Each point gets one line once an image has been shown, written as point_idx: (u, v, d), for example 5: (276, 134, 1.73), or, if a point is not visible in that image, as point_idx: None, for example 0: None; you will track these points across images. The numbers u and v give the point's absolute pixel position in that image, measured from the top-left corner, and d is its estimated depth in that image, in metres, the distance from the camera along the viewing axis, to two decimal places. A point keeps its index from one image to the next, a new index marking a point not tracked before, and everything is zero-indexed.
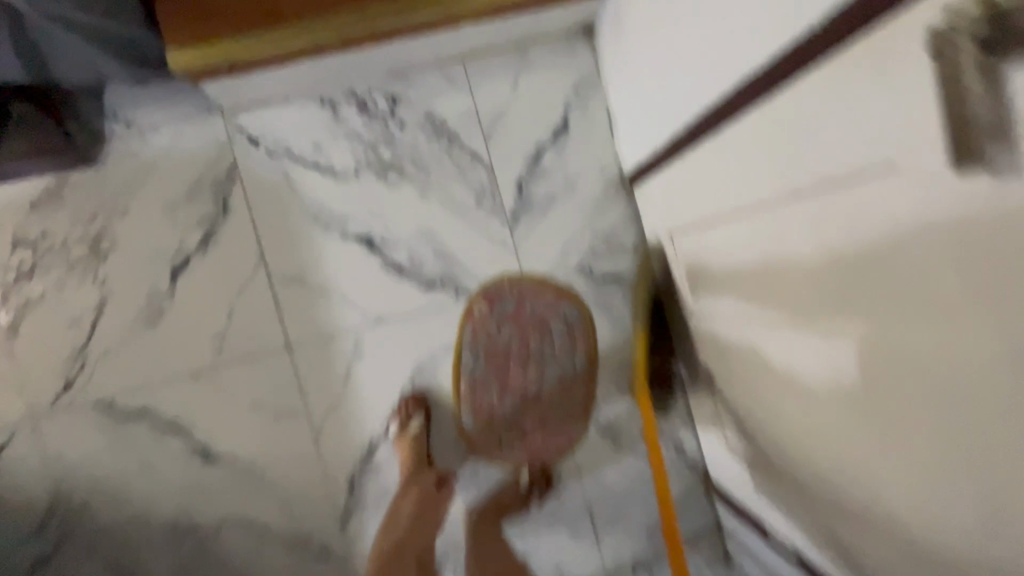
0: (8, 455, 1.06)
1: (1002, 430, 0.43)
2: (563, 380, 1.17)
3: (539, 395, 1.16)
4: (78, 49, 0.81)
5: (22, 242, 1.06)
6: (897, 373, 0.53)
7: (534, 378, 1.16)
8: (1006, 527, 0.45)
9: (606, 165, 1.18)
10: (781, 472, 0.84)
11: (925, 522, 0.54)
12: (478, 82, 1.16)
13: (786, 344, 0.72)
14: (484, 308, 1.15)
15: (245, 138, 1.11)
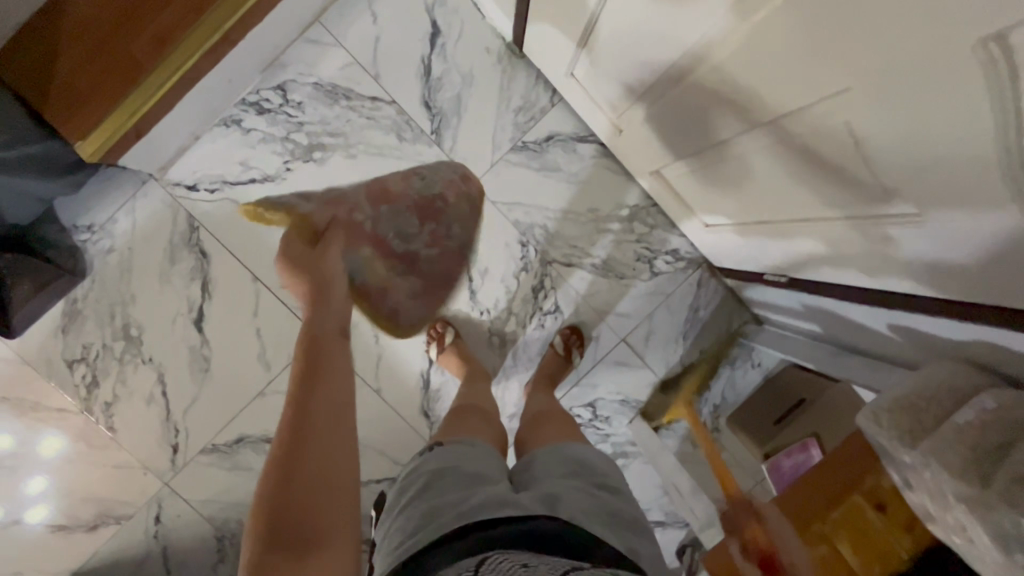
0: (166, 517, 1.28)
1: (889, 184, 0.59)
2: (410, 177, 1.22)
3: (402, 196, 1.22)
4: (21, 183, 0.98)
5: (75, 360, 1.23)
6: (827, 142, 0.63)
7: (397, 186, 1.22)
8: (885, 217, 0.64)
9: (492, 44, 1.21)
10: (758, 217, 0.91)
11: (866, 240, 0.70)
12: (343, 31, 1.19)
13: (820, 113, 0.60)
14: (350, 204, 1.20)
15: (184, 188, 1.21)
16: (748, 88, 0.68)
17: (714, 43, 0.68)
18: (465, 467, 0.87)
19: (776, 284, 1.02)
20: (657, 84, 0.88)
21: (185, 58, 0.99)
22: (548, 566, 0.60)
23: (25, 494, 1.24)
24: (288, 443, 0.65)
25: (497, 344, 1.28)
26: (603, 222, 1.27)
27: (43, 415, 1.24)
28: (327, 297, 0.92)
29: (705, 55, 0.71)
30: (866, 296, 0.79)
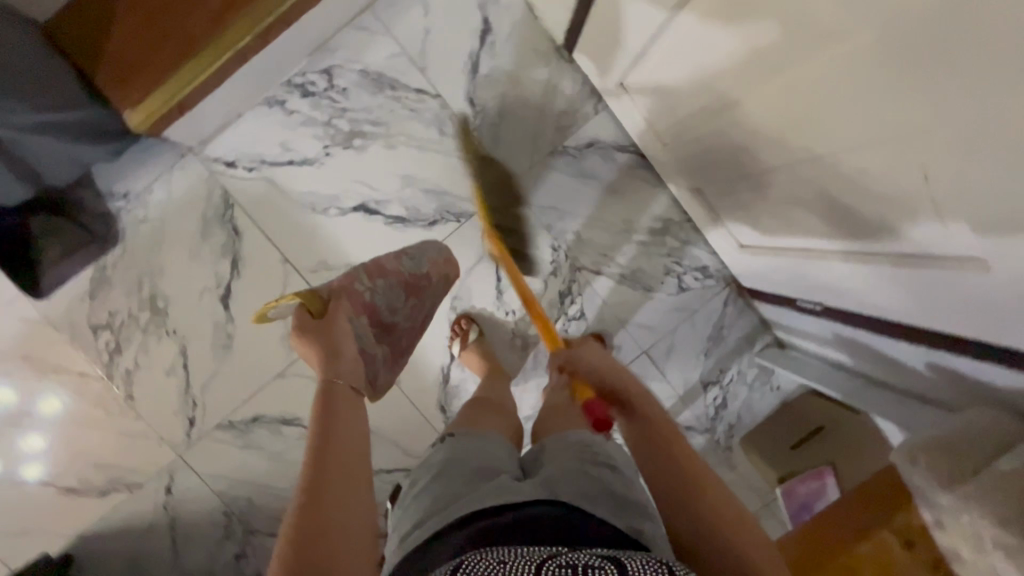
0: (176, 489, 1.29)
1: (954, 232, 0.59)
2: (400, 256, 1.05)
3: (395, 275, 1.01)
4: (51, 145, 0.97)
5: (100, 326, 1.24)
6: (892, 182, 0.62)
7: (391, 264, 1.02)
8: (940, 264, 0.64)
9: (541, 46, 1.21)
10: (800, 245, 0.91)
11: (917, 283, 0.70)
12: (394, 20, 1.19)
13: (889, 153, 0.60)
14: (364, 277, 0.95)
15: (223, 164, 1.21)
16: (810, 119, 0.68)
17: (782, 71, 0.68)
18: (478, 459, 0.88)
19: (809, 312, 1.03)
20: (709, 105, 0.88)
21: (221, 51, 0.99)
22: (523, 561, 0.58)
23: (25, 450, 1.24)
24: (311, 521, 0.58)
25: (519, 345, 1.28)
26: (635, 233, 1.27)
27: (64, 378, 1.25)
28: (342, 354, 0.80)
29: (770, 81, 0.71)
30: (905, 334, 0.80)
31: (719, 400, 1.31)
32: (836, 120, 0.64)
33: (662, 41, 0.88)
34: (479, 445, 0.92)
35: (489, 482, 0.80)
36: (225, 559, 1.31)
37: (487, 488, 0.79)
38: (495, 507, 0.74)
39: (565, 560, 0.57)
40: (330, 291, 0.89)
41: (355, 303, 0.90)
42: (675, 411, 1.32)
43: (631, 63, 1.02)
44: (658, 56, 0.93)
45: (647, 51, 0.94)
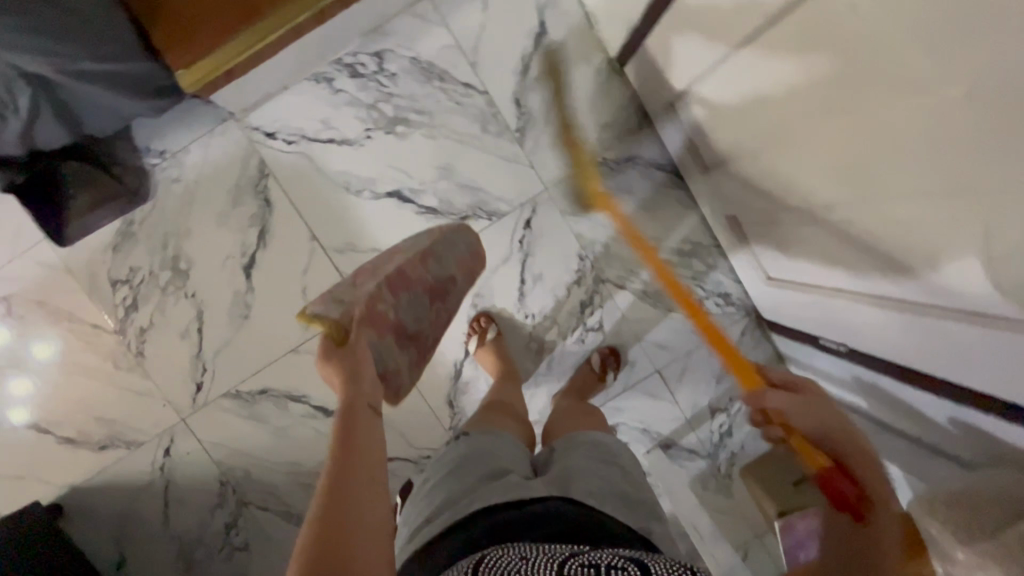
0: (175, 452, 1.28)
1: (999, 297, 0.58)
2: (425, 260, 1.03)
3: (417, 281, 0.99)
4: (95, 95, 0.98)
5: (119, 280, 1.23)
6: (942, 240, 0.62)
7: (415, 271, 1.00)
8: (978, 326, 0.64)
9: (593, 56, 1.21)
10: (832, 285, 0.92)
11: (953, 341, 0.70)
12: (451, 12, 1.19)
13: (945, 210, 0.60)
14: (388, 294, 0.93)
15: (263, 134, 1.21)
16: (866, 167, 0.68)
17: (839, 117, 0.68)
18: (491, 457, 0.87)
19: (831, 350, 1.04)
20: (757, 138, 0.88)
21: (270, 30, 1.00)
22: (546, 557, 0.60)
23: (11, 395, 1.24)
24: (325, 531, 0.56)
25: (534, 349, 1.28)
26: (664, 252, 1.27)
27: (76, 328, 1.24)
28: (365, 371, 0.78)
29: (825, 125, 0.71)
30: (931, 385, 0.81)
31: (724, 428, 1.32)
32: (891, 170, 0.65)
33: (719, 69, 0.89)
34: (491, 440, 0.92)
35: (500, 480, 0.81)
36: (215, 527, 1.30)
37: (497, 485, 0.79)
38: (510, 504, 0.76)
39: (587, 559, 0.59)
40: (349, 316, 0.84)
41: (377, 326, 0.87)
42: (680, 433, 1.32)
43: (684, 84, 1.02)
44: (711, 81, 0.93)
45: (701, 75, 0.95)
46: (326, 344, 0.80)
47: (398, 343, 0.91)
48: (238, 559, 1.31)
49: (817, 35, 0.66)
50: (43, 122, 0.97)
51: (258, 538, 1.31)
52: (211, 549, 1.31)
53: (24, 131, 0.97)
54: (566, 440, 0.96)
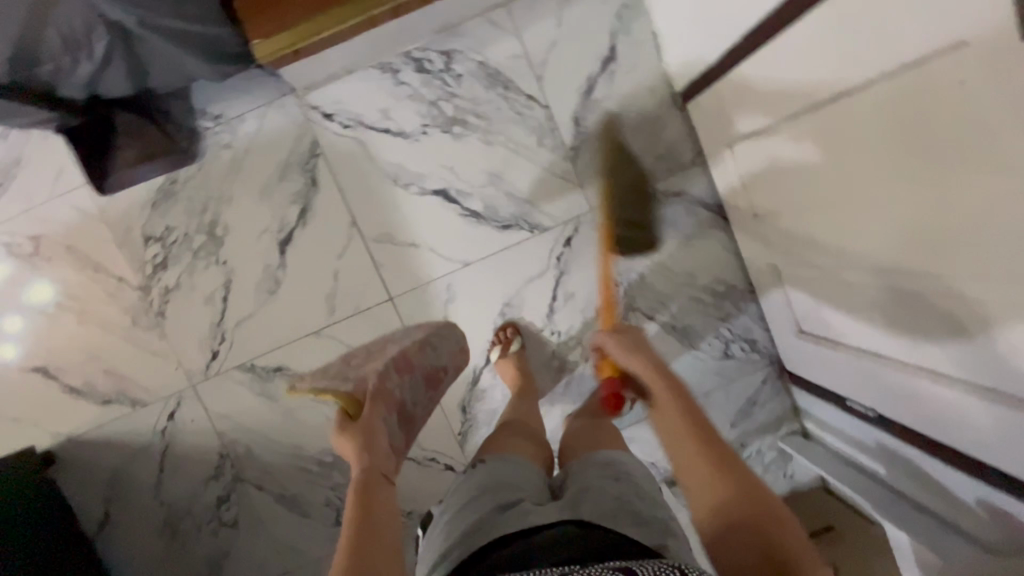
0: (179, 418, 1.26)
1: None
2: (424, 347, 0.98)
3: (419, 367, 0.94)
4: (166, 50, 0.97)
5: (152, 237, 1.22)
6: (1006, 331, 0.62)
7: (416, 355, 0.95)
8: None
9: (657, 87, 1.22)
10: (871, 349, 0.92)
11: (998, 429, 0.70)
12: (525, 23, 1.20)
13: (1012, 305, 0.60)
14: (392, 374, 0.88)
15: (320, 114, 1.21)
16: (930, 247, 0.68)
17: (905, 192, 0.68)
18: (507, 489, 0.85)
19: (858, 413, 1.04)
20: (812, 198, 0.89)
21: (350, 15, 1.01)
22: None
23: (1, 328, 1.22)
24: None
25: (555, 367, 1.28)
26: (698, 289, 1.27)
27: (102, 278, 1.23)
28: (377, 447, 0.76)
29: (891, 199, 0.71)
30: (964, 463, 0.81)
31: None
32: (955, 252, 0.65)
33: (778, 126, 0.90)
34: (508, 468, 0.90)
35: (512, 509, 0.79)
36: (207, 499, 1.28)
37: (511, 514, 0.78)
38: (521, 531, 0.74)
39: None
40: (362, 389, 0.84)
41: (385, 404, 0.83)
42: None
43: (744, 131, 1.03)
44: (768, 133, 0.94)
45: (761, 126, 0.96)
46: (340, 420, 0.80)
47: (402, 426, 0.85)
48: (223, 535, 1.29)
49: (887, 117, 0.66)
50: (112, 70, 0.97)
51: (249, 516, 1.29)
52: (200, 521, 1.28)
53: (93, 76, 0.96)
54: (581, 460, 0.95)
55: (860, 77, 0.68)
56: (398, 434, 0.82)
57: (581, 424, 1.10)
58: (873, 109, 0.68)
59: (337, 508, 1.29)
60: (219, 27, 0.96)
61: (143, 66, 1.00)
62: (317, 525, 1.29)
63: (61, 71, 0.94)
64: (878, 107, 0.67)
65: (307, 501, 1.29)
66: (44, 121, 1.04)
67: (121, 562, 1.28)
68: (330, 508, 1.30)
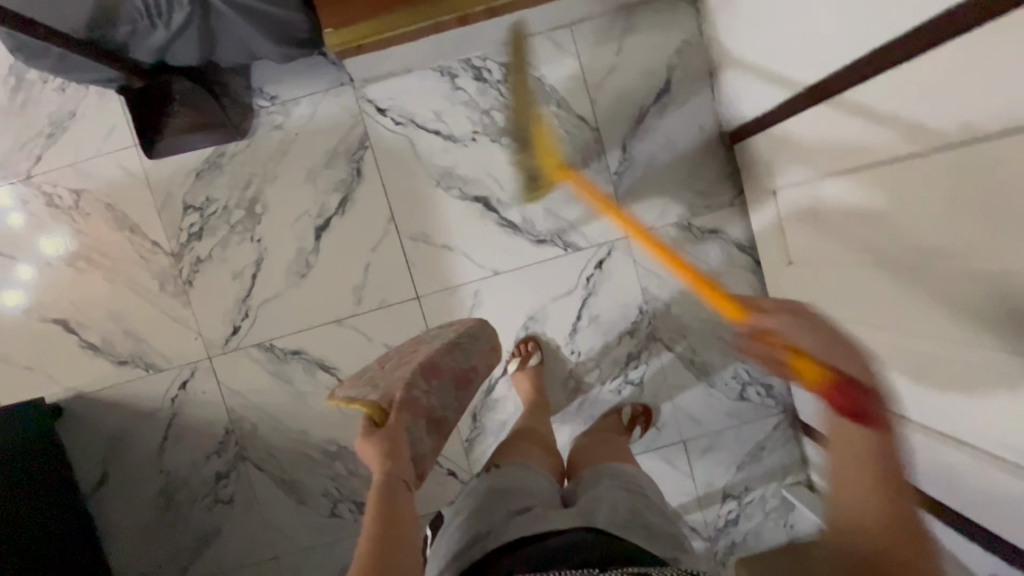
0: (191, 388, 1.26)
1: None
2: (454, 348, 0.97)
3: (448, 370, 0.92)
4: (240, 29, 0.98)
5: (192, 206, 1.23)
6: None
7: (445, 359, 0.93)
8: None
9: (707, 125, 1.24)
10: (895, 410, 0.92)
11: None
12: (586, 47, 1.22)
13: None
14: (420, 379, 0.86)
15: (374, 108, 1.22)
16: (974, 318, 0.69)
17: (958, 261, 0.69)
18: (519, 493, 0.85)
19: None
20: (854, 255, 0.90)
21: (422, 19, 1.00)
22: None
23: (12, 274, 1.23)
24: None
25: (571, 386, 1.28)
26: (721, 328, 1.28)
27: (136, 240, 1.23)
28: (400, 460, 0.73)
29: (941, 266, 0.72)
30: None
31: (732, 515, 1.31)
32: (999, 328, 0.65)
33: (829, 181, 0.92)
34: (524, 471, 0.90)
35: (523, 515, 0.78)
36: (206, 473, 1.27)
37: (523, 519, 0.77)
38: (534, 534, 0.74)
39: None
40: (389, 394, 0.81)
41: (414, 410, 0.82)
42: (688, 508, 1.32)
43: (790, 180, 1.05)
44: (817, 185, 0.96)
45: (810, 178, 0.97)
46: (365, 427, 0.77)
47: (429, 431, 0.83)
48: (217, 511, 1.28)
49: (948, 188, 0.68)
50: (184, 42, 0.99)
51: (245, 495, 1.28)
52: (196, 494, 1.27)
53: (164, 44, 0.98)
54: (594, 472, 0.95)
55: (924, 146, 0.70)
56: (430, 440, 0.83)
57: (586, 440, 1.10)
58: (934, 176, 0.69)
59: (335, 499, 1.28)
60: (294, 13, 0.98)
61: (211, 41, 1.01)
62: (313, 514, 1.29)
63: (136, 33, 0.95)
64: (940, 177, 0.68)
65: (306, 488, 1.28)
66: (111, 79, 1.05)
67: (112, 525, 1.27)
68: (328, 499, 1.29)
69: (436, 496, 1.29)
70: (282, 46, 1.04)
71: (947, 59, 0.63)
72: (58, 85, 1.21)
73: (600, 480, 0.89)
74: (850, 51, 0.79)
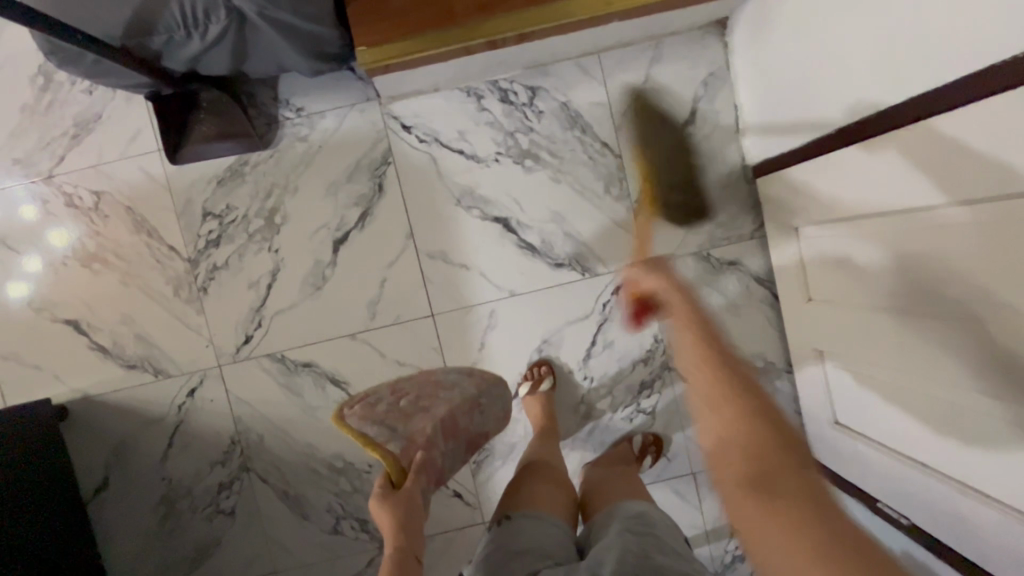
0: (199, 396, 1.25)
1: None
2: (472, 409, 0.96)
3: (464, 432, 0.93)
4: (274, 43, 0.99)
5: (211, 214, 1.23)
6: None
7: (464, 419, 0.94)
8: None
9: (730, 157, 1.24)
10: (915, 456, 0.91)
11: None
12: (613, 74, 1.22)
13: None
14: (441, 441, 0.87)
15: (398, 124, 1.23)
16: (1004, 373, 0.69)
17: (986, 313, 0.69)
18: (532, 550, 0.83)
19: (887, 516, 1.03)
20: (880, 298, 0.89)
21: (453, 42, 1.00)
22: None
23: (18, 267, 1.22)
24: None
25: (582, 412, 1.27)
26: (736, 360, 1.27)
27: (153, 244, 1.23)
28: (416, 530, 0.75)
29: (972, 318, 0.72)
30: None
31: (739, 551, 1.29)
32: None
33: (859, 222, 0.91)
34: (536, 523, 0.88)
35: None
36: (208, 483, 1.26)
37: None
38: None
39: None
40: (410, 449, 0.83)
41: (430, 473, 0.83)
42: (695, 541, 1.30)
43: (812, 221, 1.05)
44: (844, 225, 0.95)
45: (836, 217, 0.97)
46: (383, 482, 0.80)
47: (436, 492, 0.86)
48: (218, 522, 1.26)
49: (983, 238, 0.67)
50: (217, 53, 0.99)
51: (248, 507, 1.26)
52: (197, 503, 1.26)
53: (198, 53, 0.98)
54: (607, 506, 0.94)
55: (959, 196, 0.70)
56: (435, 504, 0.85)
57: (600, 475, 1.08)
58: (970, 228, 0.69)
59: (337, 515, 1.27)
60: (329, 29, 0.98)
61: (243, 52, 1.01)
62: (315, 530, 1.27)
63: (171, 43, 0.96)
64: (976, 228, 0.68)
65: (309, 503, 1.26)
66: (139, 86, 1.06)
67: (109, 531, 1.25)
68: (330, 515, 1.27)
69: (440, 517, 1.27)
70: (313, 60, 1.04)
71: (988, 113, 0.63)
72: (86, 87, 1.21)
73: (615, 522, 0.87)
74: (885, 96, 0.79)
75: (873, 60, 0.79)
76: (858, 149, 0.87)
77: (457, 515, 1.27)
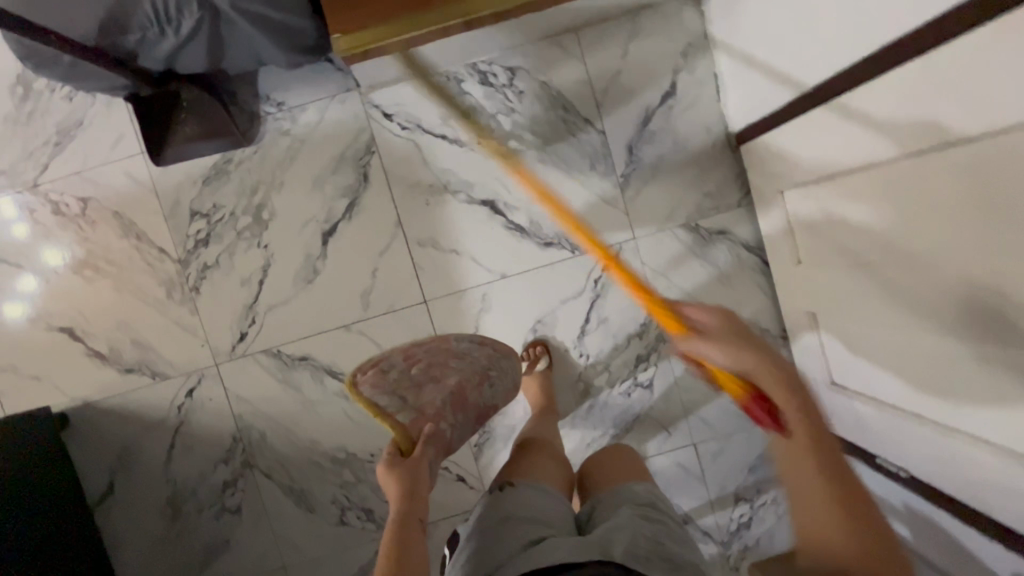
0: (198, 396, 1.25)
1: None
2: (482, 381, 0.96)
3: (473, 404, 0.93)
4: (249, 35, 0.98)
5: (198, 214, 1.23)
6: None
7: (473, 393, 0.93)
8: None
9: (713, 126, 1.24)
10: (910, 408, 0.92)
11: None
12: (592, 50, 1.22)
13: None
14: (449, 412, 0.87)
15: (380, 113, 1.23)
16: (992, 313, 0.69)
17: (970, 255, 0.70)
18: (532, 520, 0.83)
19: (888, 472, 1.04)
20: (867, 252, 0.89)
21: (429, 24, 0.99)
22: None
23: (14, 284, 1.22)
24: None
25: (580, 390, 1.27)
26: None
27: (143, 248, 1.23)
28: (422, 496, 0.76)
29: (957, 261, 0.72)
30: (999, 533, 0.81)
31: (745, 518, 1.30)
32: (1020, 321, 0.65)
33: (840, 179, 0.91)
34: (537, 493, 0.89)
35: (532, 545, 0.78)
36: (213, 483, 1.26)
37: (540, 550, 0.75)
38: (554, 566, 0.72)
39: None
40: (417, 419, 0.83)
41: (437, 443, 0.84)
42: (700, 511, 1.31)
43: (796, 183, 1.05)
44: (827, 184, 0.95)
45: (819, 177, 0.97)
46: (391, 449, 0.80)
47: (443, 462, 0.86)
48: (226, 520, 1.26)
49: (964, 180, 0.68)
50: (193, 50, 0.99)
51: (254, 503, 1.27)
52: (203, 503, 1.26)
53: (173, 50, 0.98)
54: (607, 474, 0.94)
55: (939, 140, 0.70)
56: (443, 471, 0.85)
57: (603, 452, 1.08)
58: (951, 170, 0.69)
59: (343, 506, 1.27)
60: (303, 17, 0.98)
61: (219, 47, 1.01)
62: (322, 522, 1.27)
63: (146, 41, 0.96)
64: (956, 171, 0.68)
65: (314, 496, 1.27)
66: (118, 88, 1.06)
67: (118, 536, 1.26)
68: (336, 506, 1.28)
69: (445, 501, 1.28)
70: (289, 51, 1.04)
71: (965, 50, 0.63)
72: (66, 94, 1.21)
73: None
74: (861, 48, 0.79)
75: (847, 13, 0.79)
76: (836, 105, 0.87)
77: (462, 499, 1.28)
